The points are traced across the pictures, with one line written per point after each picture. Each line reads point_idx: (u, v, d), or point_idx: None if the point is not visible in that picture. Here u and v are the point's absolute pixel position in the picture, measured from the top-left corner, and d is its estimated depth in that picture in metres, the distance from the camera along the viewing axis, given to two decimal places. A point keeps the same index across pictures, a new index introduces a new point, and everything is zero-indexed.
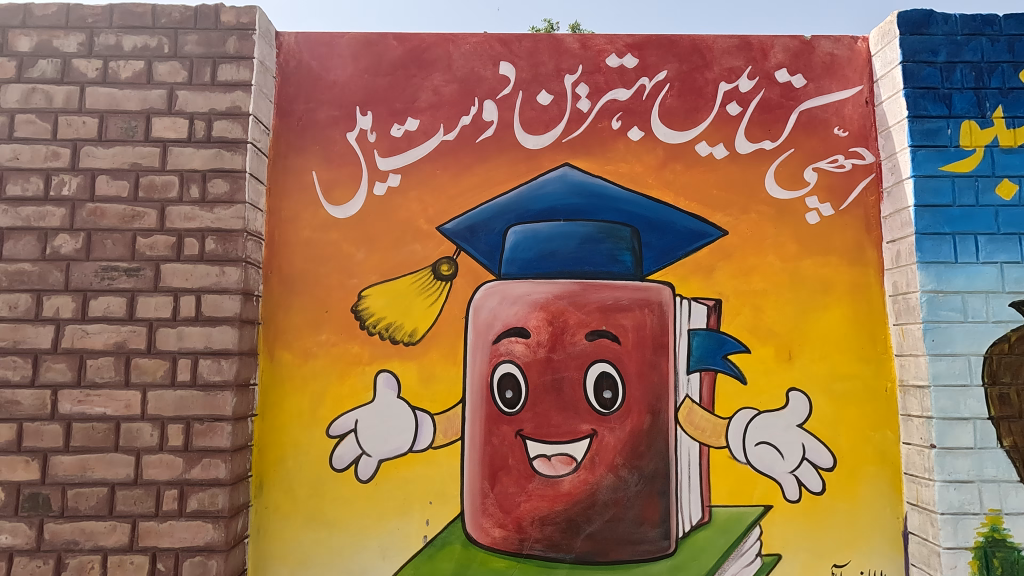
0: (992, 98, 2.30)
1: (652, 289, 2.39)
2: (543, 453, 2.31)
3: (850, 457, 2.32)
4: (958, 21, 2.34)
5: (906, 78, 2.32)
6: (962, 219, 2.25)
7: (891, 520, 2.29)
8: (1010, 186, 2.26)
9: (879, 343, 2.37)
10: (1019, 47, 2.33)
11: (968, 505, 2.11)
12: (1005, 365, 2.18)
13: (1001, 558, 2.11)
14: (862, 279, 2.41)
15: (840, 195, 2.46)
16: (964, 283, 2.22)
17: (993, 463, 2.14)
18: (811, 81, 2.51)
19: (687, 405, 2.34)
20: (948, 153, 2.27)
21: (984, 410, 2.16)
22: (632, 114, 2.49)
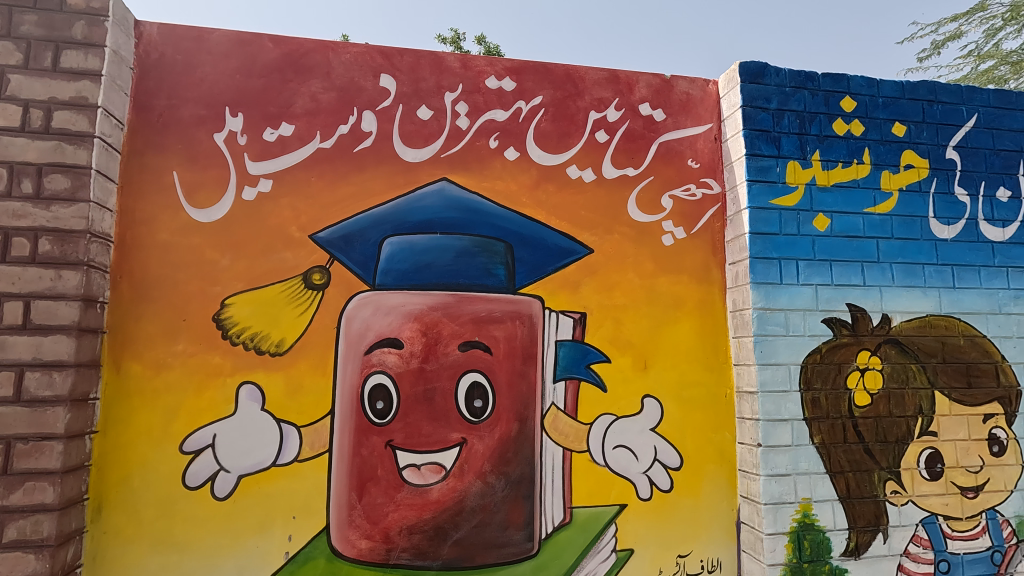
0: (812, 143, 2.68)
1: (523, 302, 2.51)
2: (412, 462, 2.34)
3: (694, 457, 2.58)
4: (787, 74, 2.71)
5: (745, 121, 2.64)
6: (787, 246, 2.59)
7: (727, 512, 2.57)
8: (825, 219, 2.65)
9: (721, 353, 2.66)
10: (832, 101, 2.74)
11: (786, 495, 2.44)
12: (817, 372, 2.54)
13: (811, 540, 2.44)
14: (708, 296, 2.69)
15: (691, 220, 2.73)
16: (787, 301, 2.55)
17: (806, 458, 2.48)
18: (670, 116, 2.78)
19: (553, 412, 2.48)
20: (776, 188, 2.62)
21: (800, 412, 2.50)
22: (509, 134, 2.61)
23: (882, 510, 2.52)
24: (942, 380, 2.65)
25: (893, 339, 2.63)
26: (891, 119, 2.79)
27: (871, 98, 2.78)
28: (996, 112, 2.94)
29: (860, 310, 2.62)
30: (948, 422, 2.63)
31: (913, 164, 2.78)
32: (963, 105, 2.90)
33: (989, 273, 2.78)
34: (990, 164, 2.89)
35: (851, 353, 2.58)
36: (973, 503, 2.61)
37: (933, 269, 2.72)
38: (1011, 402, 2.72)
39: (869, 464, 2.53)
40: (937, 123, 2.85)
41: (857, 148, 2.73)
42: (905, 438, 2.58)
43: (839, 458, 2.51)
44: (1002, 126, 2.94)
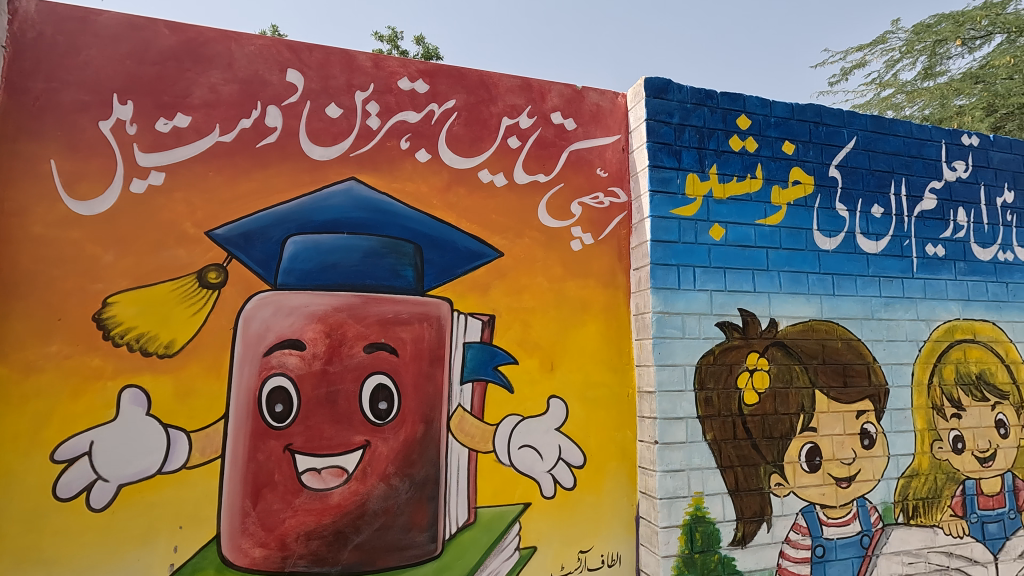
0: (710, 157, 2.86)
1: (431, 304, 2.52)
2: (312, 466, 2.29)
3: (597, 455, 2.67)
4: (688, 91, 2.87)
5: (649, 133, 2.78)
6: (685, 253, 2.75)
7: (627, 507, 2.68)
8: (720, 229, 2.82)
9: (624, 355, 2.78)
10: (729, 119, 2.93)
11: (679, 489, 2.57)
12: (710, 373, 2.70)
13: (702, 531, 2.59)
14: (613, 300, 2.80)
15: (599, 227, 2.83)
16: (684, 306, 2.70)
17: (698, 454, 2.62)
18: (580, 126, 2.88)
19: (459, 413, 2.50)
20: (676, 199, 2.77)
21: (694, 410, 2.64)
22: (420, 136, 2.61)
23: (766, 501, 2.70)
24: (822, 380, 2.88)
25: (779, 341, 2.83)
26: (781, 138, 3.02)
27: (764, 117, 2.99)
28: (873, 135, 3.23)
29: (750, 315, 2.80)
30: (826, 418, 2.86)
31: (800, 181, 3.01)
32: (845, 127, 3.17)
33: (863, 282, 3.05)
34: (867, 183, 3.17)
35: (741, 354, 2.76)
36: (846, 492, 2.85)
37: (815, 278, 2.96)
38: (880, 399, 2.99)
39: (755, 459, 2.71)
40: (822, 143, 3.09)
41: (750, 163, 2.93)
42: (788, 434, 2.78)
43: (729, 453, 2.67)
44: (877, 148, 3.23)
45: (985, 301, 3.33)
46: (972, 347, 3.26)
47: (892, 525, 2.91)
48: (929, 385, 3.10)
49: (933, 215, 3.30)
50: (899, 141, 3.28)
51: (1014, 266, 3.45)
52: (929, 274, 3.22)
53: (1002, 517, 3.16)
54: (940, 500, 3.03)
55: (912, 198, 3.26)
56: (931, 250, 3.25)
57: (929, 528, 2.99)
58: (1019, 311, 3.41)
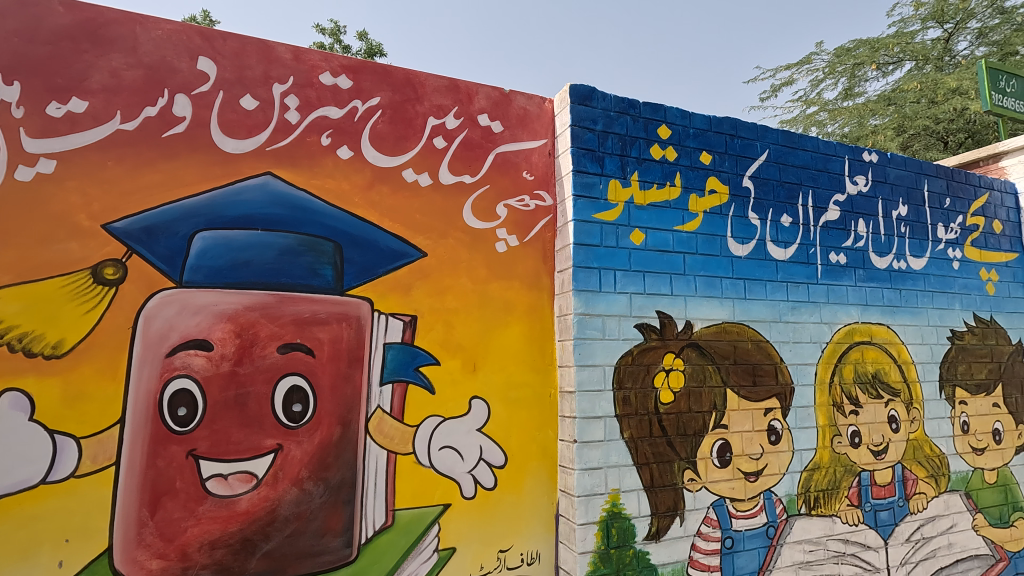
0: (632, 164, 2.95)
1: (351, 304, 2.47)
2: (218, 472, 2.19)
3: (518, 455, 2.70)
4: (612, 100, 2.97)
5: (573, 139, 2.85)
6: (606, 257, 2.82)
7: (548, 505, 2.72)
8: (640, 234, 2.92)
9: (547, 356, 2.82)
10: (650, 128, 3.04)
11: (596, 486, 2.64)
12: (628, 373, 2.78)
13: (618, 527, 2.66)
14: (537, 301, 2.84)
15: (524, 229, 2.86)
16: (604, 308, 2.78)
17: (616, 452, 2.70)
18: (507, 129, 2.91)
19: (378, 415, 2.46)
20: (599, 204, 2.84)
21: (612, 409, 2.72)
22: (342, 133, 2.56)
23: (679, 496, 2.81)
24: (733, 379, 3.03)
25: (694, 343, 2.96)
26: (699, 148, 3.16)
27: (683, 128, 3.13)
28: (784, 149, 3.44)
29: (667, 317, 2.92)
30: (737, 415, 3.01)
31: (716, 190, 3.17)
32: (758, 141, 3.35)
33: (772, 287, 3.24)
34: (778, 194, 3.36)
35: (658, 355, 2.86)
36: (754, 486, 3.01)
37: (729, 282, 3.11)
38: (786, 397, 3.17)
39: (670, 455, 2.82)
40: (736, 155, 3.26)
41: (670, 172, 3.05)
42: (701, 431, 2.91)
43: (645, 450, 2.76)
44: (788, 161, 3.44)
45: (881, 306, 3.61)
46: (869, 348, 3.52)
47: (795, 516, 3.10)
48: (831, 384, 3.32)
49: (837, 225, 3.54)
50: (807, 156, 3.51)
51: (907, 274, 3.75)
52: (832, 280, 3.46)
53: (893, 506, 3.42)
54: (839, 491, 3.25)
55: (818, 209, 3.48)
56: (834, 258, 3.49)
57: (828, 517, 3.20)
58: (911, 315, 3.71)
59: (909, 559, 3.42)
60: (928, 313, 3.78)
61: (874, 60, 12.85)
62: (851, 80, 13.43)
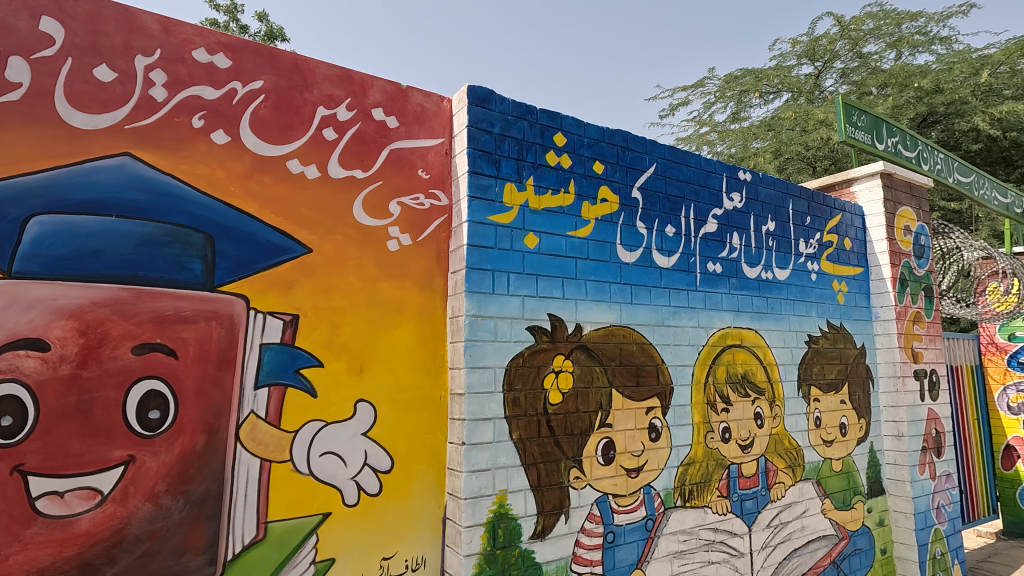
0: (527, 169, 3.00)
1: (222, 301, 2.28)
2: (52, 490, 1.93)
3: (405, 459, 2.63)
4: (509, 104, 3.00)
5: (470, 140, 2.84)
6: (500, 259, 2.84)
7: (435, 509, 2.68)
8: (534, 238, 2.97)
9: (438, 357, 2.79)
10: (547, 135, 3.12)
11: (484, 488, 2.64)
12: (518, 374, 2.81)
13: (504, 528, 2.68)
14: (429, 302, 2.80)
15: (418, 228, 2.81)
16: (496, 309, 2.79)
17: (504, 453, 2.72)
18: (403, 125, 2.84)
19: (251, 421, 2.29)
20: (494, 206, 2.85)
21: (502, 411, 2.74)
22: (218, 115, 2.36)
23: (565, 494, 2.89)
24: (619, 380, 3.17)
25: (583, 345, 3.06)
26: (592, 157, 3.28)
27: (578, 137, 3.23)
28: (670, 163, 3.66)
29: (558, 319, 2.99)
30: (621, 415, 3.14)
31: (608, 199, 3.30)
32: (647, 154, 3.55)
33: (656, 292, 3.43)
34: (664, 205, 3.57)
35: (548, 357, 2.92)
36: (635, 481, 3.16)
37: (617, 287, 3.25)
38: (666, 396, 3.37)
39: (557, 455, 2.88)
40: (627, 166, 3.43)
41: (565, 178, 3.14)
42: (587, 430, 3.01)
43: (533, 451, 2.81)
44: (673, 175, 3.67)
45: (751, 312, 3.95)
46: (740, 351, 3.83)
47: (672, 508, 3.29)
48: (706, 384, 3.58)
49: (715, 237, 3.83)
50: (690, 171, 3.76)
51: (773, 284, 4.13)
52: (709, 287, 3.73)
53: (756, 495, 3.74)
54: (710, 483, 3.51)
55: (699, 221, 3.74)
56: (711, 267, 3.77)
57: (701, 508, 3.44)
58: (775, 321, 4.10)
59: (768, 543, 3.76)
60: (790, 320, 4.20)
61: (757, 89, 14.17)
62: (738, 105, 14.74)
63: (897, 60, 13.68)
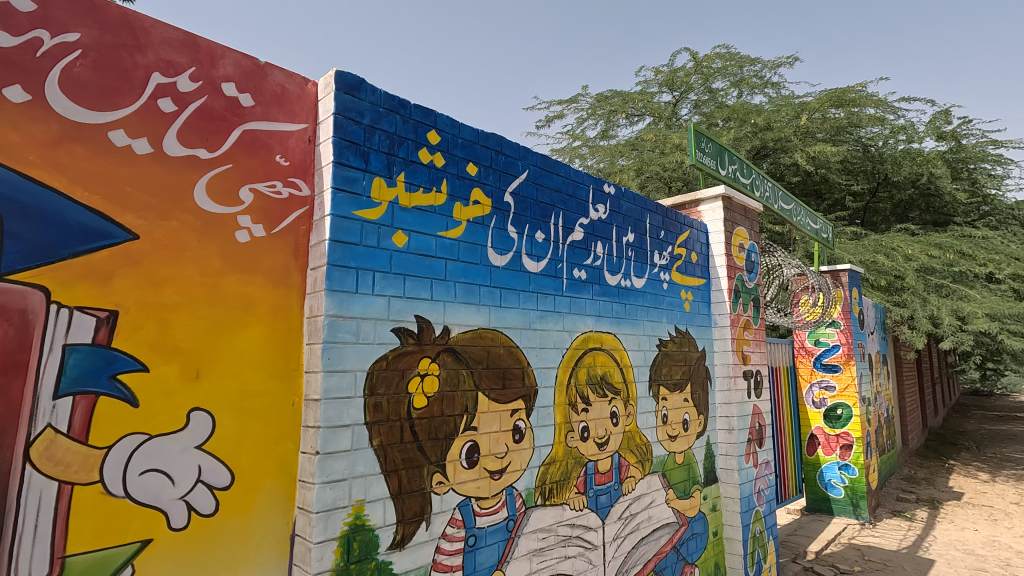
0: (398, 165, 2.89)
1: (11, 294, 1.88)
2: None
3: (249, 472, 2.37)
4: (381, 95, 2.88)
5: (336, 128, 2.66)
6: (365, 257, 2.69)
7: (282, 526, 2.45)
8: (403, 236, 2.87)
9: (292, 360, 2.56)
10: (420, 131, 3.03)
11: (338, 500, 2.47)
12: (381, 378, 2.68)
13: (360, 540, 2.54)
14: (284, 300, 2.57)
15: (273, 219, 2.56)
16: (359, 310, 2.64)
17: (362, 461, 2.57)
18: (259, 104, 2.58)
19: (47, 437, 1.92)
20: (360, 201, 2.70)
21: (361, 417, 2.59)
22: (14, 68, 1.95)
23: (426, 500, 2.81)
24: (485, 383, 3.17)
25: (450, 347, 3.01)
26: (466, 159, 3.26)
27: (452, 137, 3.19)
28: (541, 171, 3.76)
29: (425, 321, 2.91)
30: (486, 417, 3.15)
31: (480, 201, 3.30)
32: (520, 160, 3.61)
33: (525, 296, 3.50)
34: (534, 211, 3.66)
35: (414, 360, 2.83)
36: (498, 483, 3.18)
37: (487, 290, 3.26)
38: (530, 398, 3.44)
39: (419, 460, 2.80)
40: (500, 171, 3.45)
41: (437, 177, 3.07)
42: (452, 434, 2.96)
43: (394, 457, 2.69)
44: (544, 183, 3.77)
45: (611, 317, 4.20)
46: (600, 353, 4.05)
47: (532, 507, 3.37)
48: (568, 385, 3.72)
49: (580, 245, 4.00)
50: (560, 180, 3.90)
51: (631, 291, 4.44)
52: (574, 293, 3.89)
53: (610, 489, 3.97)
54: (569, 480, 3.65)
55: (566, 229, 3.89)
56: (577, 274, 3.93)
57: (560, 505, 3.56)
58: (632, 326, 4.40)
59: (619, 534, 4.01)
60: (644, 325, 4.54)
61: (624, 110, 15.34)
62: (607, 123, 15.85)
63: (738, 97, 15.60)
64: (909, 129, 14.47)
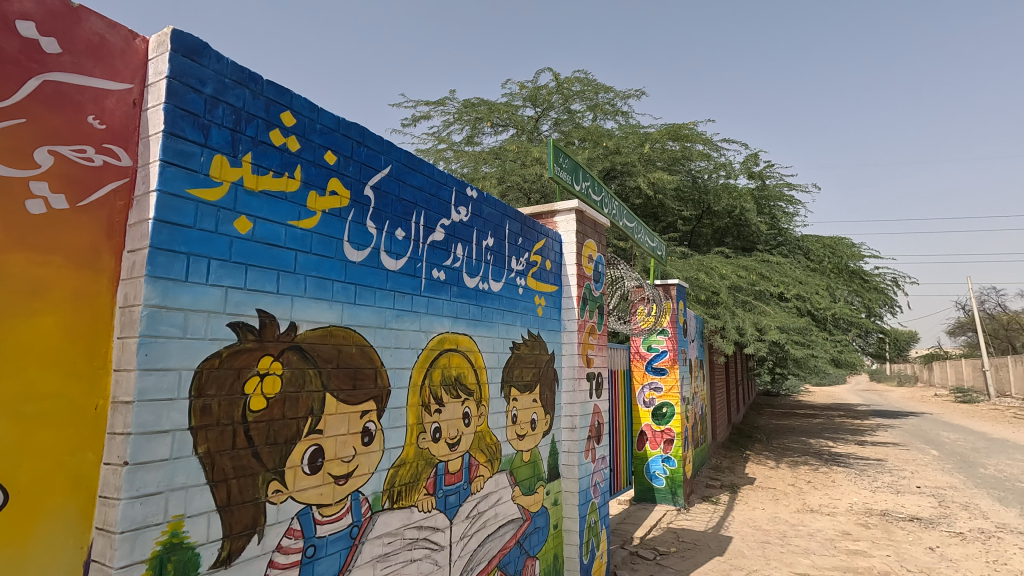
0: (244, 144, 2.64)
1: None
2: None
3: (30, 490, 1.97)
4: (228, 65, 2.62)
5: (169, 94, 2.35)
6: (199, 242, 2.41)
7: (73, 552, 2.08)
8: (246, 222, 2.61)
9: (97, 357, 2.19)
10: (272, 110, 2.80)
11: (150, 517, 2.17)
12: (212, 378, 2.40)
13: (175, 561, 2.25)
14: (89, 285, 2.19)
15: (80, 190, 2.17)
16: (189, 301, 2.35)
17: (184, 471, 2.28)
18: (67, 53, 2.17)
19: None
20: (196, 178, 2.41)
21: (185, 421, 2.29)
22: None
23: (260, 511, 2.58)
24: (333, 383, 3.00)
25: (297, 345, 2.80)
26: (324, 146, 3.08)
27: (309, 121, 3.00)
28: (404, 168, 3.69)
29: (268, 316, 2.67)
30: (333, 420, 2.98)
31: (337, 192, 3.13)
32: (382, 154, 3.51)
33: (381, 294, 3.40)
34: (395, 208, 3.57)
35: (253, 358, 2.57)
36: (343, 489, 3.03)
37: (340, 286, 3.10)
38: (382, 399, 3.34)
39: (254, 468, 2.55)
40: (361, 163, 3.32)
41: (290, 162, 2.86)
42: (293, 438, 2.76)
43: (223, 465, 2.43)
44: (407, 180, 3.71)
45: (467, 319, 4.25)
46: (455, 354, 4.07)
47: (379, 511, 3.26)
48: (422, 386, 3.68)
49: (441, 245, 4.00)
50: (423, 179, 3.86)
51: (488, 294, 4.54)
52: (432, 293, 3.87)
53: (458, 490, 4.00)
54: (418, 483, 3.61)
55: (427, 229, 3.86)
56: (436, 274, 3.92)
57: (408, 508, 3.50)
58: (487, 328, 4.51)
59: (466, 533, 4.05)
60: (499, 327, 4.67)
61: (489, 119, 15.73)
62: (472, 130, 16.20)
63: (593, 121, 16.89)
64: (728, 167, 16.82)
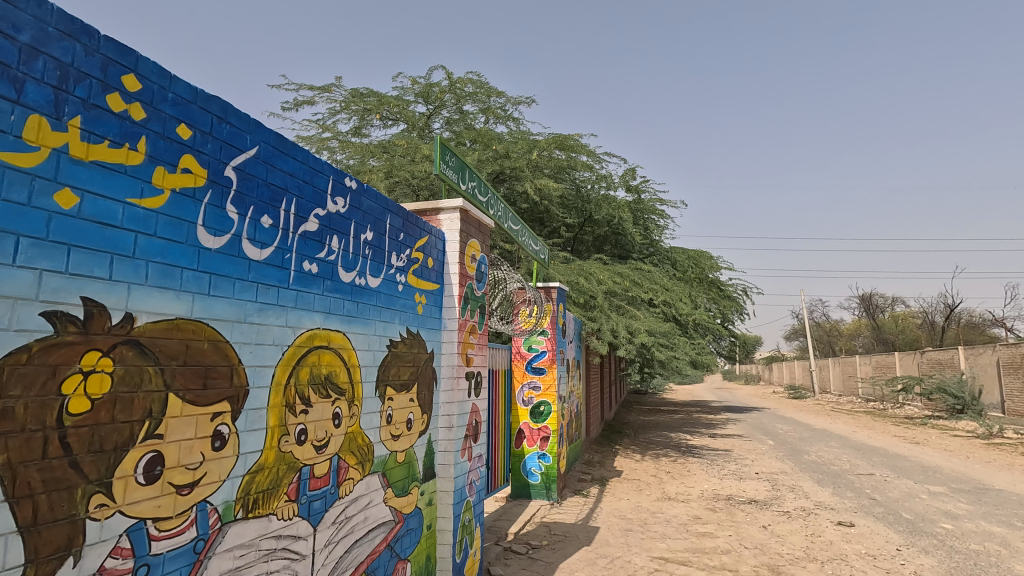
0: (72, 105, 2.28)
1: None
2: None
3: None
4: (53, 12, 2.26)
5: None
6: (4, 215, 2.04)
7: None
8: (71, 196, 2.26)
9: None
10: (110, 71, 2.46)
11: None
12: (16, 377, 2.05)
13: None
14: None
15: None
16: None
17: None
18: None
19: None
20: (3, 140, 2.05)
21: None
22: None
23: (77, 530, 2.23)
24: (178, 383, 2.69)
25: (133, 340, 2.47)
26: (176, 118, 2.76)
27: (158, 88, 2.68)
28: (274, 151, 3.44)
29: (96, 306, 2.32)
30: (177, 423, 2.68)
31: (191, 169, 2.81)
32: (248, 133, 3.24)
33: (241, 286, 3.12)
34: (261, 193, 3.30)
35: (74, 354, 2.22)
36: (185, 499, 2.73)
37: (189, 274, 2.79)
38: (237, 399, 3.06)
39: (71, 480, 2.21)
40: (221, 140, 3.03)
41: (131, 132, 2.52)
42: (125, 445, 2.43)
43: (29, 478, 2.07)
44: (276, 164, 3.45)
45: (340, 315, 4.05)
46: (325, 352, 3.86)
47: (229, 523, 2.99)
48: (286, 386, 3.44)
49: (313, 236, 3.77)
50: (295, 164, 3.62)
51: (364, 290, 4.37)
52: (301, 286, 3.64)
53: (324, 494, 3.80)
54: (277, 489, 3.36)
55: (299, 218, 3.61)
56: (306, 266, 3.69)
57: (264, 517, 3.24)
58: (362, 325, 4.33)
59: (331, 540, 3.86)
60: (375, 324, 4.51)
61: (378, 111, 15.30)
62: (360, 121, 15.70)
63: (484, 124, 17.07)
64: (608, 178, 17.86)
